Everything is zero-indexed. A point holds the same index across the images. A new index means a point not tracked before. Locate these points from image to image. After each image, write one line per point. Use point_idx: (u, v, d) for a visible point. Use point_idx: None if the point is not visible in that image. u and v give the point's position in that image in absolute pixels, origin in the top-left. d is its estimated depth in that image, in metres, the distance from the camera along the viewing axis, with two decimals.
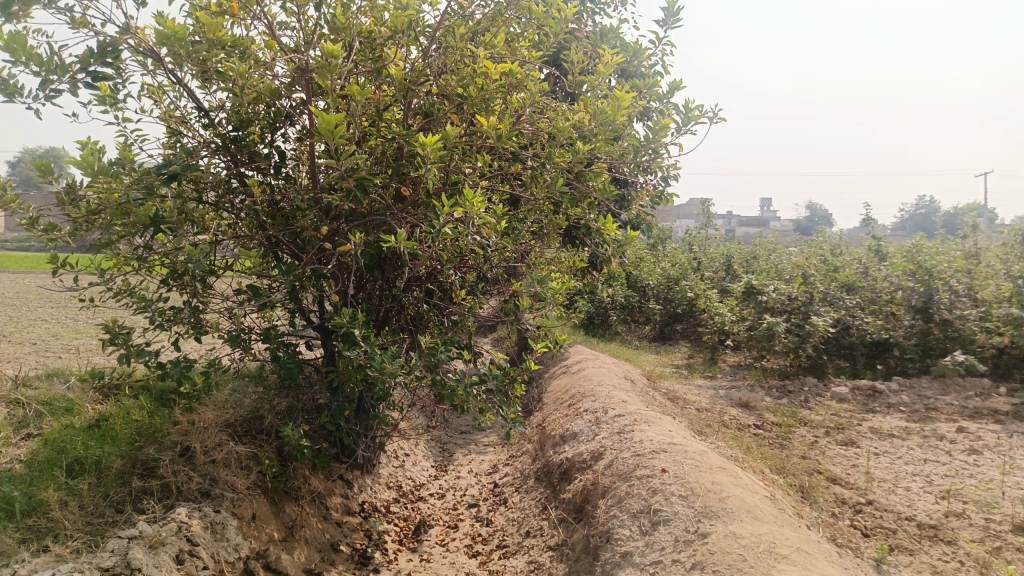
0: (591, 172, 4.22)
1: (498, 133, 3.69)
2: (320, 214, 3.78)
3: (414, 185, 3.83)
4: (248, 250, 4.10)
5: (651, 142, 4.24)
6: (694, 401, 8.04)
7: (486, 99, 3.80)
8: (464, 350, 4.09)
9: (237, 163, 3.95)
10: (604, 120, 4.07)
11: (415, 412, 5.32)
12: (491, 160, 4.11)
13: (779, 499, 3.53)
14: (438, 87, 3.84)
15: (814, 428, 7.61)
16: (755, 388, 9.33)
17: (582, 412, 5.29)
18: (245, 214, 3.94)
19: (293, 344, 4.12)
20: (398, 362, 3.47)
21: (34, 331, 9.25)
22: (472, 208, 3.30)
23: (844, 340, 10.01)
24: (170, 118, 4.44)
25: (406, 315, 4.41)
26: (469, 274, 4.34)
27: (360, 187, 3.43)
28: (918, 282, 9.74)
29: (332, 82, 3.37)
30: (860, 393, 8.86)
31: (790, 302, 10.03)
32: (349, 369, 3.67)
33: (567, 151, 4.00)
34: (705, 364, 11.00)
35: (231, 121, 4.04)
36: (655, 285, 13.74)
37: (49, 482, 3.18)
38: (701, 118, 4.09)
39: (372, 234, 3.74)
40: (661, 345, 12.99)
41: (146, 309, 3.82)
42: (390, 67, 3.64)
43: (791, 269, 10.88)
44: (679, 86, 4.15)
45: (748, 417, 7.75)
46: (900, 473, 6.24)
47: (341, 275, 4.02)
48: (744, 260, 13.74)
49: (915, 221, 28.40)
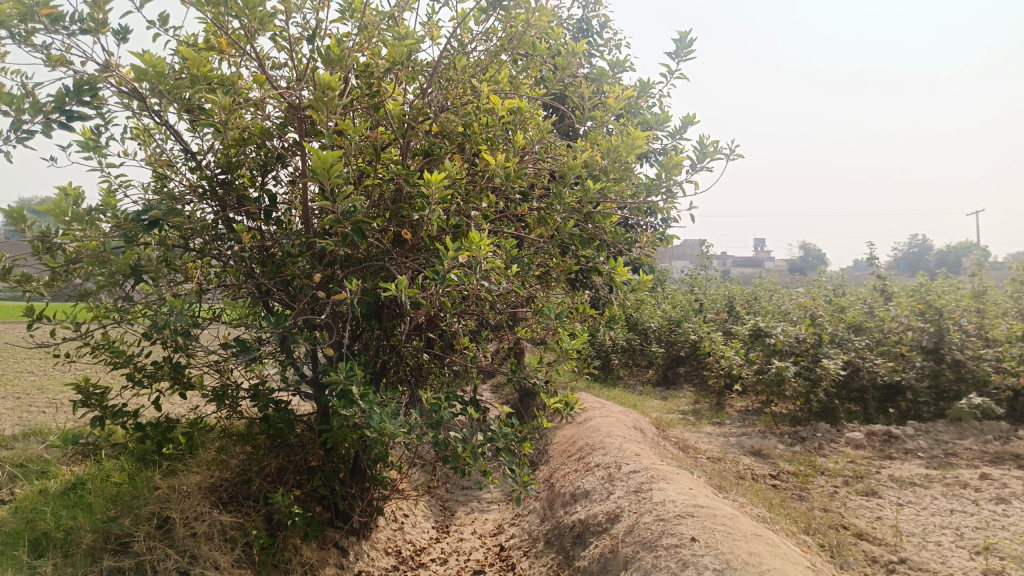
0: (601, 212, 3.98)
1: (505, 170, 3.45)
2: (313, 261, 3.52)
3: (414, 228, 3.58)
4: (236, 300, 3.84)
5: (665, 180, 4.00)
6: (704, 451, 7.72)
7: (491, 137, 3.56)
8: (468, 405, 3.80)
9: (226, 208, 3.71)
10: (615, 157, 3.84)
11: (414, 470, 4.99)
12: (496, 201, 3.87)
13: (818, 568, 3.20)
14: (439, 125, 3.62)
15: (832, 477, 7.26)
16: (767, 435, 8.99)
17: (593, 467, 4.97)
18: (233, 262, 3.68)
19: (284, 400, 3.82)
20: (398, 422, 3.16)
21: (18, 384, 8.89)
22: (478, 251, 3.04)
23: (854, 383, 9.71)
24: (156, 161, 4.21)
25: (406, 366, 4.12)
26: (472, 323, 4.07)
27: (358, 230, 3.17)
28: (927, 322, 9.49)
29: (327, 119, 3.14)
30: (875, 438, 8.53)
31: (799, 344, 9.74)
32: (344, 429, 3.37)
33: (577, 190, 3.76)
34: (712, 409, 10.67)
35: (219, 165, 3.79)
36: (657, 328, 13.47)
37: (9, 565, 2.91)
38: (717, 154, 3.86)
39: (369, 281, 3.47)
40: (665, 390, 12.67)
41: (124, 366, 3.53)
42: (389, 103, 3.42)
43: (797, 310, 10.63)
44: (694, 120, 3.93)
45: (763, 467, 7.41)
46: (928, 525, 5.88)
47: (336, 325, 3.75)
48: (746, 301, 13.50)
49: (910, 260, 28.28)
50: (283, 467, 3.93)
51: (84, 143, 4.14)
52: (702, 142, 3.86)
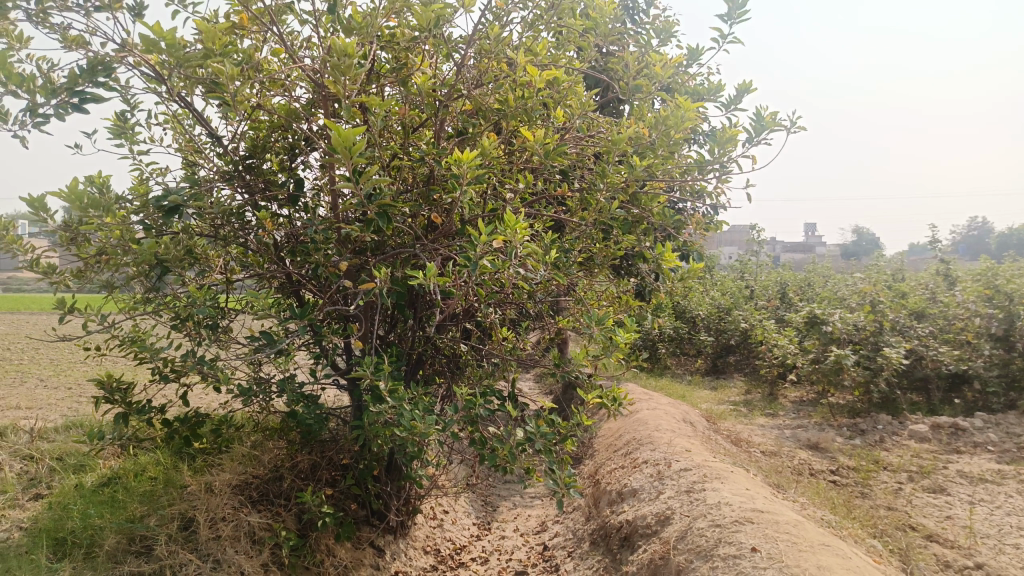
0: (648, 193, 3.69)
1: (544, 148, 3.20)
2: (341, 248, 3.33)
3: (447, 213, 3.36)
4: (265, 291, 3.68)
5: (718, 156, 3.67)
6: (758, 444, 7.38)
7: (528, 112, 3.30)
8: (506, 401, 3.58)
9: (252, 194, 3.54)
10: (664, 131, 3.54)
11: (454, 465, 4.79)
12: (535, 181, 3.62)
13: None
14: (473, 102, 3.39)
15: (895, 473, 6.85)
16: (824, 427, 8.59)
17: (641, 463, 4.71)
18: (259, 251, 3.50)
19: (315, 395, 3.65)
20: (430, 420, 2.94)
21: (69, 375, 9.01)
22: (514, 236, 2.80)
23: (917, 372, 9.22)
24: (185, 148, 4.08)
25: (442, 358, 3.92)
26: (510, 312, 3.84)
27: (384, 214, 2.95)
28: (996, 308, 8.93)
29: (345, 90, 2.91)
30: (940, 431, 8.06)
31: (857, 332, 9.27)
32: (375, 426, 3.18)
33: (622, 168, 3.48)
34: (765, 400, 10.27)
35: (245, 148, 3.63)
36: (706, 317, 13.07)
37: (28, 569, 2.82)
38: (777, 126, 3.51)
39: (400, 269, 3.27)
40: (715, 380, 12.28)
41: (148, 359, 3.39)
42: (418, 77, 3.20)
43: (854, 296, 10.12)
44: (750, 90, 3.58)
45: (821, 462, 7.05)
46: (1005, 526, 5.45)
47: (366, 316, 3.56)
48: (800, 287, 13.00)
49: (969, 243, 27.12)
50: (316, 463, 3.78)
51: (114, 131, 4.05)
52: (759, 113, 3.51)
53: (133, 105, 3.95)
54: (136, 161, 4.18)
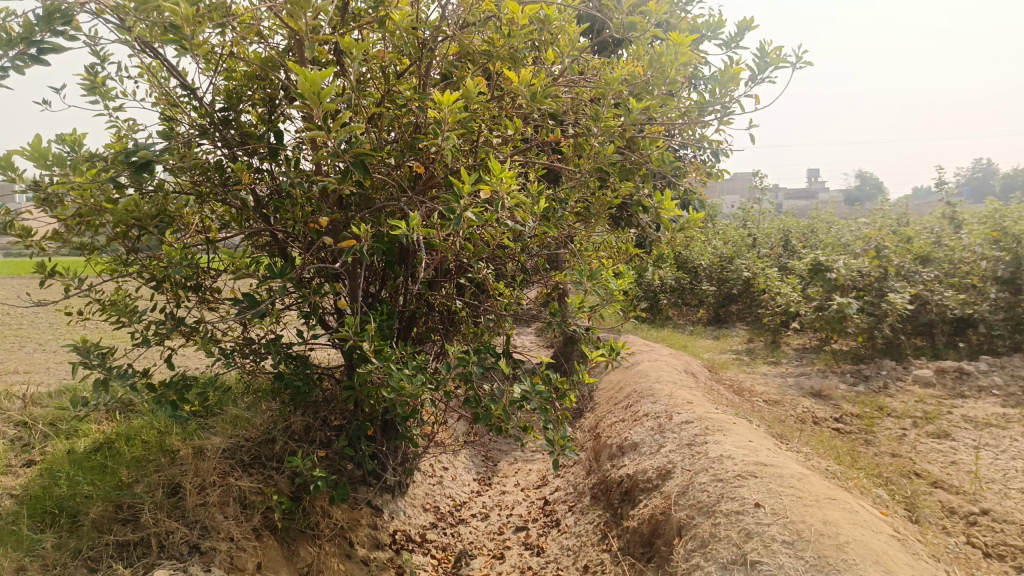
0: (645, 136, 3.50)
1: (532, 90, 3.01)
2: (322, 203, 3.17)
3: (432, 163, 3.18)
4: (247, 250, 3.53)
5: (719, 96, 3.47)
6: (761, 394, 7.31)
7: (514, 52, 3.09)
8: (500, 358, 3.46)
9: (229, 147, 3.36)
10: (660, 70, 3.34)
11: (452, 422, 4.71)
12: (526, 127, 3.43)
13: (900, 537, 2.83)
14: (456, 43, 3.18)
15: (899, 419, 6.79)
16: (828, 375, 8.51)
17: (642, 416, 4.63)
18: (238, 208, 3.35)
19: (304, 356, 3.53)
20: (420, 381, 2.82)
21: (65, 338, 8.93)
22: (500, 186, 2.64)
23: (922, 317, 9.10)
24: (159, 101, 3.88)
25: (435, 314, 3.80)
26: (504, 266, 3.69)
27: (361, 164, 2.78)
28: (1003, 250, 8.74)
29: (306, 27, 2.68)
30: (944, 376, 7.99)
31: (861, 279, 9.12)
32: (363, 387, 3.07)
33: (617, 111, 3.29)
34: (767, 349, 10.19)
35: (219, 100, 3.43)
36: (708, 266, 12.92)
37: (11, 542, 2.74)
38: (781, 63, 3.29)
39: (385, 222, 3.12)
40: (717, 329, 12.20)
41: (128, 324, 3.25)
42: (395, 15, 2.99)
43: (859, 241, 9.93)
44: (753, 24, 3.35)
45: (824, 410, 6.99)
46: (1010, 470, 5.38)
47: (353, 273, 3.41)
48: (802, 234, 12.82)
49: (974, 185, 26.78)
50: (309, 425, 3.69)
51: (85, 86, 3.86)
52: (762, 49, 3.30)
53: (103, 57, 3.76)
54: (111, 116, 4.01)
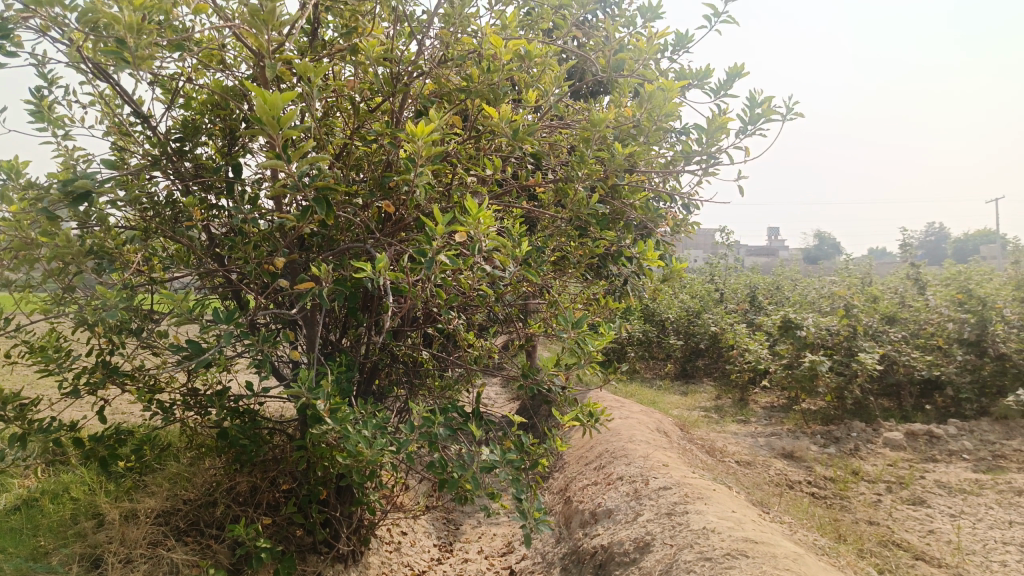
0: (629, 185, 3.31)
1: (511, 127, 2.82)
2: (280, 243, 2.91)
3: (404, 204, 2.96)
4: (199, 292, 3.23)
5: (707, 145, 3.29)
6: (732, 454, 7.10)
7: (496, 88, 2.90)
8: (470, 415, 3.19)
9: (182, 179, 3.11)
10: (649, 114, 3.17)
11: (413, 482, 4.39)
12: (505, 170, 3.23)
13: None
14: (433, 77, 2.98)
15: (872, 483, 6.62)
16: (798, 435, 8.36)
17: (616, 480, 4.36)
18: (188, 246, 3.08)
19: (254, 409, 3.22)
20: (380, 444, 2.54)
21: None
22: (476, 228, 2.41)
23: (889, 378, 9.04)
24: (112, 130, 3.62)
25: (400, 366, 3.53)
26: (475, 316, 3.45)
27: (325, 199, 2.53)
28: (968, 312, 8.76)
29: (271, 51, 2.45)
30: (914, 439, 7.88)
31: (831, 337, 9.05)
32: (317, 448, 2.77)
33: (602, 156, 3.10)
34: (735, 406, 10.04)
35: (176, 129, 3.18)
36: (675, 319, 12.84)
37: None
38: (773, 113, 3.12)
39: (349, 265, 2.88)
40: (684, 385, 12.04)
41: (53, 372, 2.90)
42: (368, 43, 2.77)
43: (827, 300, 9.92)
44: (743, 72, 3.20)
45: (797, 473, 6.80)
46: (989, 540, 5.20)
47: (311, 320, 3.13)
48: (769, 291, 12.83)
49: (929, 249, 27.38)
50: (256, 486, 3.35)
51: (30, 111, 3.58)
52: (753, 97, 3.13)
53: (51, 80, 3.50)
54: (57, 145, 3.72)
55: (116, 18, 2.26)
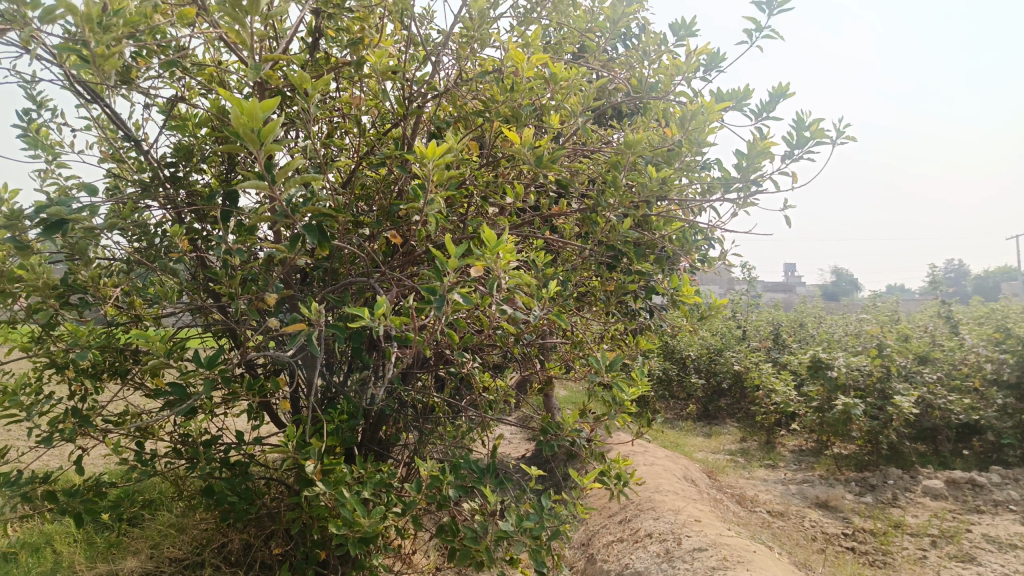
0: (663, 214, 2.98)
1: (535, 152, 2.51)
2: (275, 278, 2.61)
3: (413, 234, 2.66)
4: (190, 330, 2.94)
5: (747, 171, 2.93)
6: (764, 504, 6.68)
7: (517, 107, 2.60)
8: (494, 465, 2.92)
9: (174, 207, 2.85)
10: (690, 135, 2.84)
11: (423, 537, 4.04)
12: (526, 199, 2.93)
13: None
14: (444, 97, 2.68)
15: (915, 538, 6.14)
16: (831, 482, 7.90)
17: (644, 537, 3.99)
18: (176, 280, 2.79)
19: (245, 461, 2.90)
20: (382, 509, 2.20)
21: None
22: (495, 263, 2.08)
23: (926, 422, 8.55)
24: (107, 157, 3.37)
25: (409, 412, 3.20)
26: (491, 359, 3.13)
27: (320, 227, 2.22)
28: (1008, 352, 8.29)
29: (259, 61, 2.15)
30: (956, 488, 7.39)
31: (863, 379, 8.63)
32: (311, 509, 2.44)
33: (635, 181, 2.78)
34: (762, 449, 9.60)
35: (169, 155, 2.92)
36: (696, 357, 12.45)
37: None
38: (824, 137, 2.76)
39: (351, 303, 2.58)
40: (707, 425, 11.61)
41: (22, 420, 2.60)
42: (373, 54, 2.48)
43: (858, 339, 9.48)
44: (790, 92, 2.85)
45: (833, 525, 6.34)
46: None
47: (309, 362, 2.82)
48: (793, 328, 12.41)
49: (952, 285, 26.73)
50: (248, 547, 3.02)
51: (27, 139, 3.34)
52: (801, 118, 2.79)
53: (42, 102, 3.29)
54: (54, 175, 3.47)
55: (72, 8, 1.95)
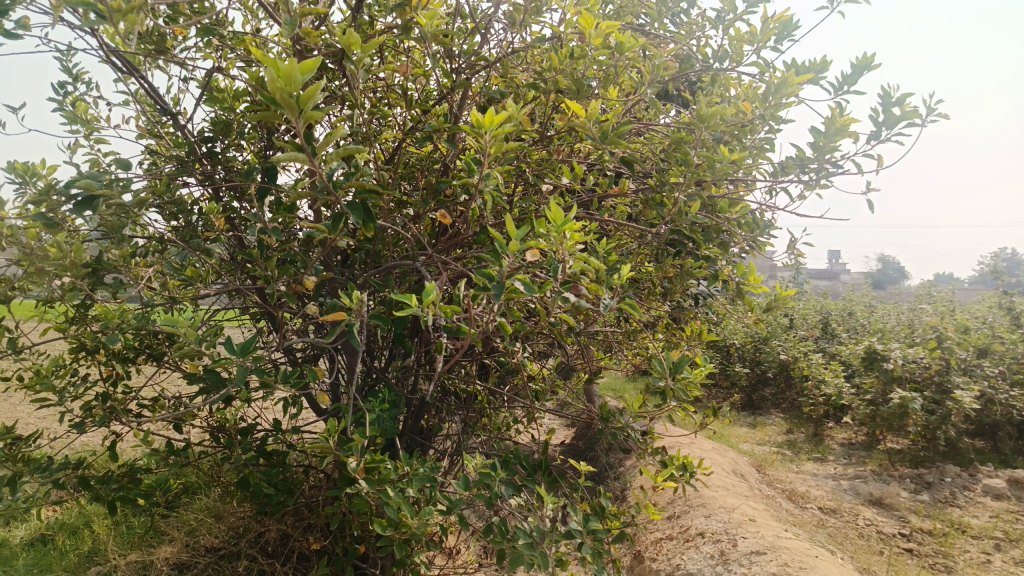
0: (731, 195, 2.75)
1: (601, 126, 2.30)
2: (316, 260, 2.47)
3: (464, 212, 2.49)
4: (229, 313, 2.81)
5: (823, 150, 2.68)
6: (816, 501, 6.40)
7: (576, 78, 2.39)
8: (555, 464, 2.78)
9: (211, 184, 2.72)
10: (768, 109, 2.60)
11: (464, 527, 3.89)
12: (581, 179, 2.73)
13: None
14: (495, 67, 2.49)
15: (977, 541, 5.79)
16: (884, 478, 7.58)
17: (697, 536, 3.79)
18: (212, 261, 2.65)
19: (284, 450, 2.78)
20: (426, 507, 2.04)
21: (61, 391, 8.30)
22: (559, 243, 1.91)
23: (986, 418, 8.13)
24: (144, 132, 3.25)
25: (451, 401, 3.04)
26: (539, 346, 2.95)
27: (367, 201, 2.05)
28: None
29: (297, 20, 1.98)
30: (1020, 488, 6.99)
31: (920, 371, 8.26)
32: (351, 503, 2.30)
33: (705, 159, 2.55)
34: (810, 442, 9.28)
35: (210, 130, 2.81)
36: (740, 345, 12.14)
37: None
38: (915, 116, 2.49)
39: (396, 288, 2.42)
40: (751, 416, 11.32)
41: (54, 404, 2.49)
42: (424, 16, 2.29)
43: (914, 331, 9.09)
44: (875, 63, 2.58)
45: (889, 525, 6.03)
46: None
47: (351, 349, 2.67)
48: (842, 317, 12.02)
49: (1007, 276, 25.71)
50: (285, 537, 2.91)
51: (66, 114, 3.24)
52: (888, 93, 2.52)
53: (77, 75, 3.17)
54: (92, 151, 3.36)
55: None
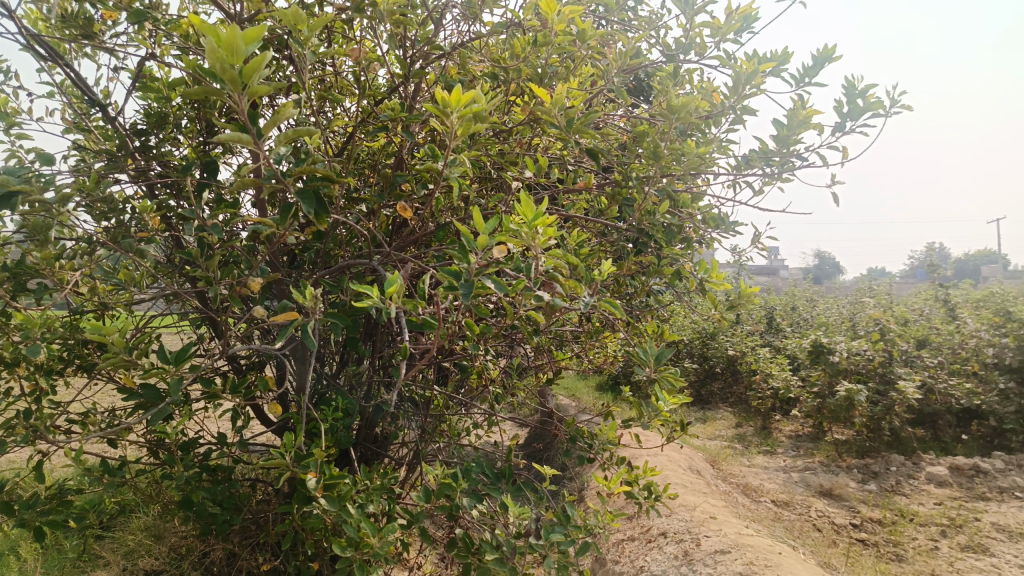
0: (695, 188, 2.69)
1: (565, 117, 2.21)
2: (264, 261, 2.31)
3: (422, 208, 2.37)
4: (167, 319, 2.62)
5: (787, 142, 2.64)
6: (769, 495, 6.46)
7: (538, 66, 2.30)
8: (518, 468, 2.68)
9: (146, 181, 2.54)
10: (732, 100, 2.55)
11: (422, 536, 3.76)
12: (541, 174, 2.63)
13: None
14: (452, 56, 2.37)
15: (924, 528, 5.90)
16: (832, 469, 7.71)
17: (659, 537, 3.73)
18: (148, 264, 2.47)
19: (230, 465, 2.61)
20: (388, 521, 1.92)
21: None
22: (531, 239, 1.80)
23: (927, 408, 8.34)
24: (71, 126, 3.04)
25: (408, 408, 2.91)
26: (500, 348, 2.85)
27: (321, 194, 1.91)
28: (1010, 337, 8.11)
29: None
30: (961, 475, 7.18)
31: (864, 363, 8.44)
32: (305, 520, 2.16)
33: (668, 152, 2.48)
34: (759, 435, 9.42)
35: (144, 123, 2.62)
36: (689, 341, 12.28)
37: None
38: (879, 107, 2.46)
39: (350, 290, 2.28)
40: (701, 411, 11.45)
41: None
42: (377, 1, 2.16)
43: (858, 324, 9.30)
44: (837, 54, 2.55)
45: (840, 516, 6.11)
46: None
47: (303, 355, 2.52)
48: (787, 311, 12.26)
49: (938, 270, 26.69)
50: (233, 557, 2.73)
51: None
52: (851, 85, 2.49)
53: None
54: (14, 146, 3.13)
55: None
